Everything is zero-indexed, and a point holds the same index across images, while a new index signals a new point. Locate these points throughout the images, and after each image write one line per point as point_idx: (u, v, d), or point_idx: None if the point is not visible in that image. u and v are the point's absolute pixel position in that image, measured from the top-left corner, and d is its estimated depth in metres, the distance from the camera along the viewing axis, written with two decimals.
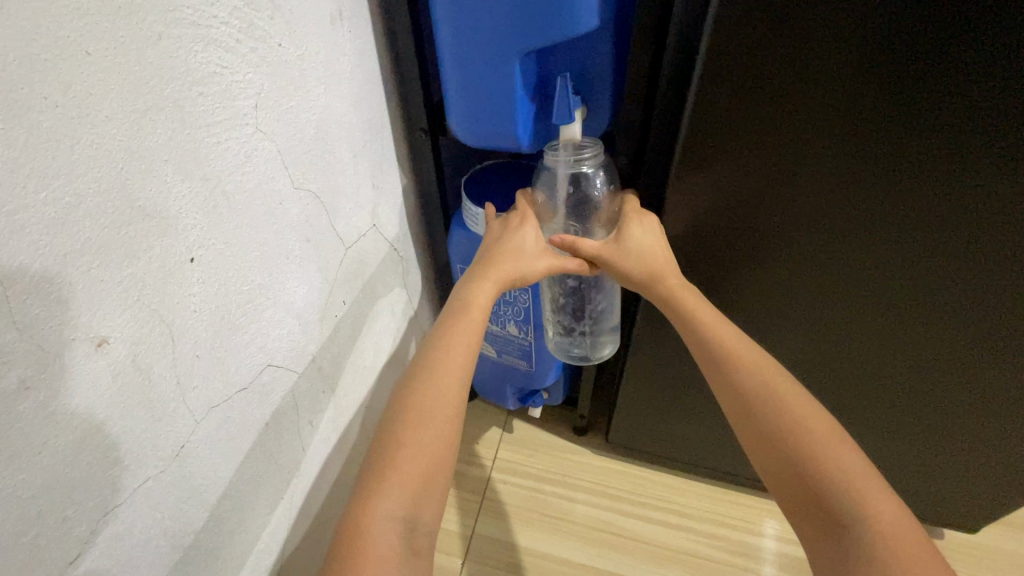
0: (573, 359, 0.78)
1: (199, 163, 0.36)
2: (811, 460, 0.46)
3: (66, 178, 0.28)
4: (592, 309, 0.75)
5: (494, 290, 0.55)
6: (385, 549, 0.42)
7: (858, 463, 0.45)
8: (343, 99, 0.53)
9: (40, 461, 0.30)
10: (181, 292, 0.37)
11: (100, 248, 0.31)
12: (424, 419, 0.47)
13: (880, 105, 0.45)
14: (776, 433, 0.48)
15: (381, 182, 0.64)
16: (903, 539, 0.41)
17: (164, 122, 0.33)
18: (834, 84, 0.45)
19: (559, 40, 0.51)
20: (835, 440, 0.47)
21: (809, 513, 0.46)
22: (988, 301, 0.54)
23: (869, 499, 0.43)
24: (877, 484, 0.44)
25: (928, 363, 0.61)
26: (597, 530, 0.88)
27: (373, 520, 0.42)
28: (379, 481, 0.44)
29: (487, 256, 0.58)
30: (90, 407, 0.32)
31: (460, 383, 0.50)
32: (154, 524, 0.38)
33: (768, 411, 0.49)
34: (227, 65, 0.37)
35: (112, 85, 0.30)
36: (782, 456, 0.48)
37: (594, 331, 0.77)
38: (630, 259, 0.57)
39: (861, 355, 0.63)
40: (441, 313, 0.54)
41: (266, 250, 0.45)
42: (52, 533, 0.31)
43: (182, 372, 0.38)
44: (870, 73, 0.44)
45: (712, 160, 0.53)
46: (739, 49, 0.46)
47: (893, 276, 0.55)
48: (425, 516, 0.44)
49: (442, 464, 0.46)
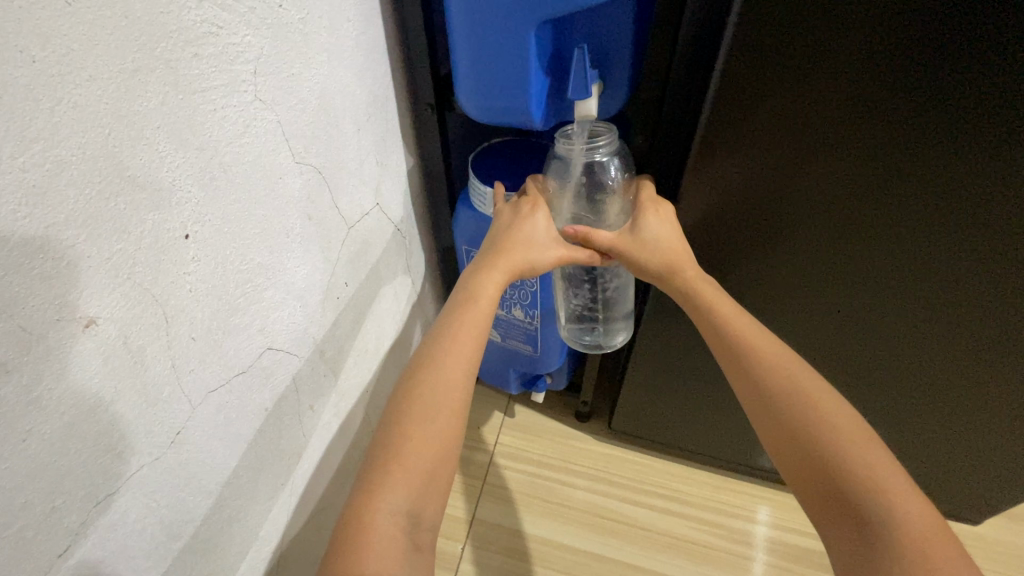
0: (586, 348, 0.77)
1: (194, 132, 0.34)
2: (835, 458, 0.45)
3: (46, 143, 0.26)
4: (604, 294, 0.73)
5: (504, 279, 0.53)
6: (387, 545, 0.40)
7: (886, 460, 0.44)
8: (347, 69, 0.50)
9: (26, 449, 0.28)
10: (175, 270, 0.34)
11: (87, 220, 0.28)
12: (429, 412, 0.45)
13: (911, 94, 0.42)
14: (799, 430, 0.47)
15: (385, 158, 0.61)
16: (931, 540, 0.40)
17: (156, 85, 0.31)
18: (861, 74, 0.43)
19: (577, 8, 0.48)
20: (861, 439, 0.45)
21: (831, 513, 0.44)
22: (1012, 296, 0.52)
23: (897, 498, 0.42)
24: (904, 483, 0.43)
25: (948, 357, 0.59)
26: (598, 517, 0.87)
27: (376, 514, 0.40)
28: (382, 474, 0.42)
29: (497, 243, 0.56)
30: (80, 390, 0.30)
31: (468, 373, 0.48)
32: (149, 513, 0.37)
33: (791, 407, 0.48)
34: (223, 25, 0.35)
35: (97, 42, 0.27)
36: (806, 453, 0.46)
37: (607, 318, 0.75)
38: (644, 251, 0.56)
39: (881, 349, 0.61)
40: (447, 302, 0.52)
41: (266, 228, 0.42)
42: (40, 524, 0.29)
43: (177, 356, 0.36)
44: (903, 59, 0.41)
45: (731, 145, 0.50)
46: (765, 35, 0.43)
47: (915, 269, 0.53)
48: (427, 510, 0.43)
49: (446, 458, 0.45)
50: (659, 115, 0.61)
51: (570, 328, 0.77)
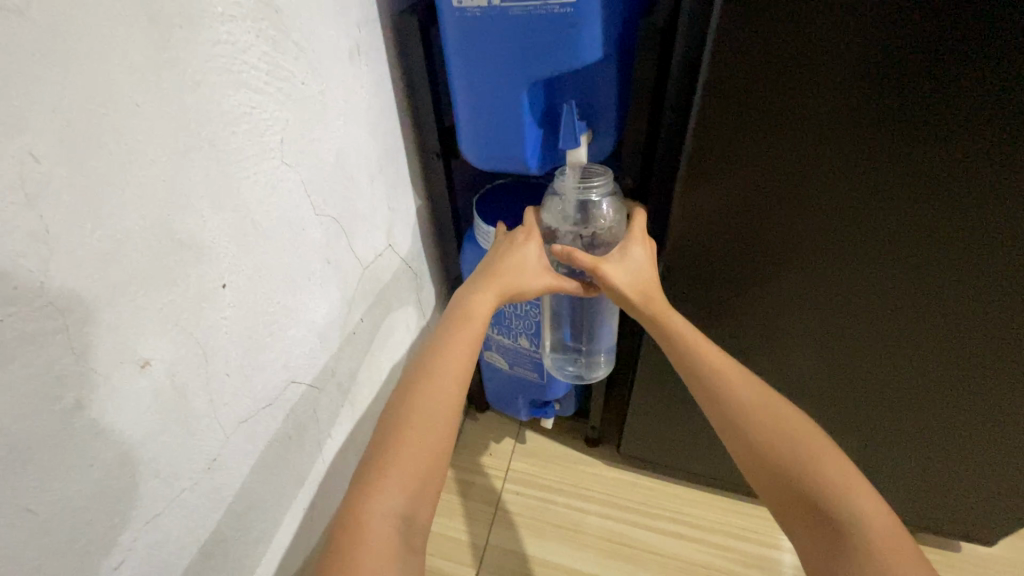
0: (568, 377, 0.83)
1: (231, 197, 0.39)
2: (801, 471, 0.48)
3: (116, 217, 0.31)
4: (589, 328, 0.79)
5: (496, 300, 0.57)
6: (382, 542, 0.44)
7: (843, 464, 0.47)
8: (361, 130, 0.56)
9: (91, 472, 0.32)
10: (213, 315, 0.40)
11: (145, 278, 0.34)
12: (425, 424, 0.49)
13: (896, 118, 0.43)
14: (766, 446, 0.50)
15: (396, 204, 0.67)
16: (889, 542, 0.43)
17: (201, 161, 0.36)
18: (834, 100, 0.44)
19: (564, 70, 0.53)
20: (821, 451, 0.48)
21: (806, 522, 0.47)
22: (996, 339, 0.53)
23: (858, 497, 0.45)
24: (862, 485, 0.46)
25: (940, 400, 0.61)
26: (609, 541, 0.89)
27: (371, 517, 0.44)
28: (378, 478, 0.46)
29: (491, 265, 0.59)
30: (135, 423, 0.35)
31: (460, 387, 0.52)
32: (186, 533, 0.41)
33: (754, 424, 0.51)
34: (255, 104, 0.41)
35: (157, 132, 0.33)
36: (774, 468, 0.49)
37: (590, 350, 0.81)
38: (626, 274, 0.57)
39: (875, 386, 0.62)
40: (442, 320, 0.56)
41: (290, 275, 0.47)
42: (99, 541, 0.34)
43: (213, 391, 0.41)
44: (885, 78, 0.42)
45: (716, 172, 0.51)
46: (739, 69, 0.45)
47: (906, 288, 0.53)
48: (421, 514, 0.46)
49: (437, 465, 0.48)
50: (648, 157, 0.66)
51: (555, 358, 0.81)
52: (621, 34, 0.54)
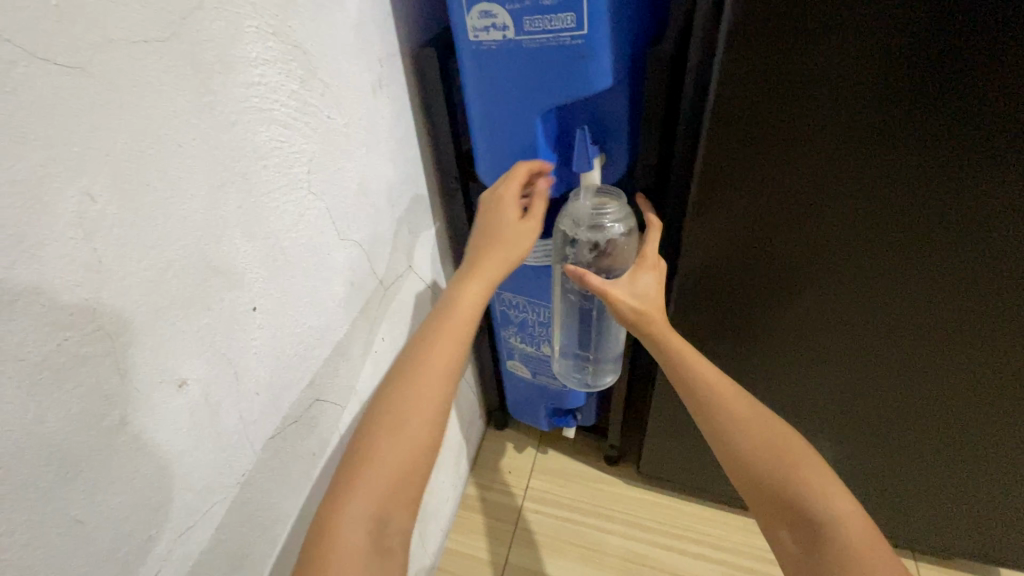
0: (575, 382, 0.84)
1: (261, 225, 0.42)
2: (782, 482, 0.49)
3: (159, 247, 0.34)
4: (596, 337, 0.78)
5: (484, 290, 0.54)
6: (351, 546, 0.42)
7: (823, 471, 0.50)
8: (383, 158, 0.59)
9: (133, 485, 0.35)
10: (244, 337, 0.42)
11: (184, 303, 0.36)
12: (401, 423, 0.47)
13: (906, 124, 0.46)
14: (752, 458, 0.51)
15: (416, 226, 0.69)
16: (864, 546, 0.46)
17: (235, 194, 0.39)
18: (846, 112, 0.47)
19: (576, 97, 0.55)
20: (803, 460, 0.50)
21: (791, 529, 0.49)
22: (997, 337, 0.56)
23: (832, 499, 0.48)
24: (838, 487, 0.49)
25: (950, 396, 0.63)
26: (630, 562, 0.88)
27: (341, 518, 0.43)
28: (352, 478, 0.44)
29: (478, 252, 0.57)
30: (171, 440, 0.37)
31: (446, 383, 0.50)
32: (218, 545, 0.43)
33: (738, 436, 0.52)
34: (285, 140, 0.43)
35: (196, 169, 0.36)
36: (760, 478, 0.51)
37: (597, 358, 0.80)
38: (630, 295, 0.56)
39: None
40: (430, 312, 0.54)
41: (317, 297, 0.50)
42: (139, 550, 0.36)
43: (244, 410, 0.43)
44: (892, 91, 0.45)
45: (736, 182, 0.55)
46: (750, 87, 0.49)
47: (927, 288, 0.55)
48: (395, 518, 0.45)
49: (416, 469, 0.46)
50: (662, 177, 0.67)
51: (562, 362, 0.82)
52: (631, 63, 0.56)
